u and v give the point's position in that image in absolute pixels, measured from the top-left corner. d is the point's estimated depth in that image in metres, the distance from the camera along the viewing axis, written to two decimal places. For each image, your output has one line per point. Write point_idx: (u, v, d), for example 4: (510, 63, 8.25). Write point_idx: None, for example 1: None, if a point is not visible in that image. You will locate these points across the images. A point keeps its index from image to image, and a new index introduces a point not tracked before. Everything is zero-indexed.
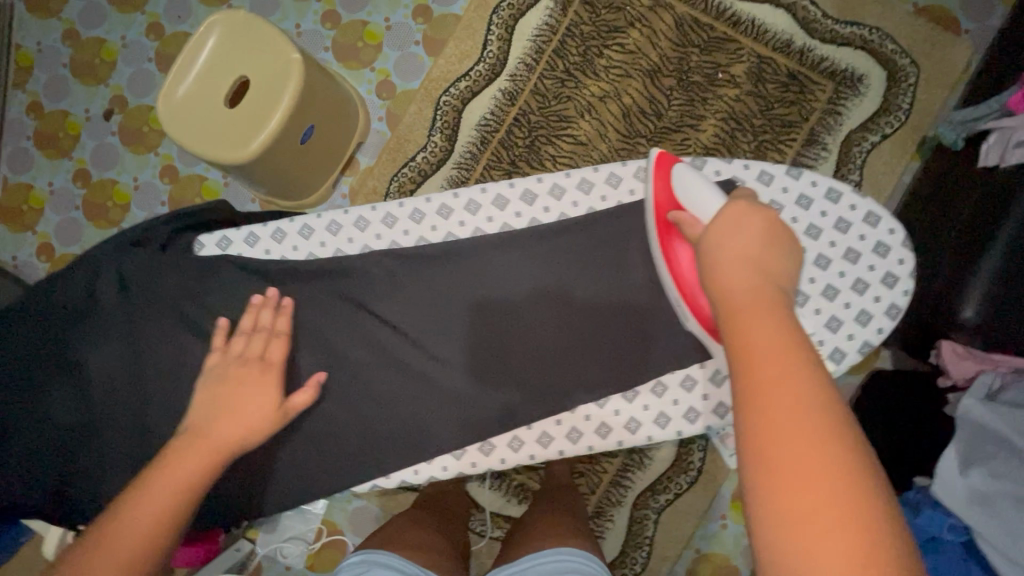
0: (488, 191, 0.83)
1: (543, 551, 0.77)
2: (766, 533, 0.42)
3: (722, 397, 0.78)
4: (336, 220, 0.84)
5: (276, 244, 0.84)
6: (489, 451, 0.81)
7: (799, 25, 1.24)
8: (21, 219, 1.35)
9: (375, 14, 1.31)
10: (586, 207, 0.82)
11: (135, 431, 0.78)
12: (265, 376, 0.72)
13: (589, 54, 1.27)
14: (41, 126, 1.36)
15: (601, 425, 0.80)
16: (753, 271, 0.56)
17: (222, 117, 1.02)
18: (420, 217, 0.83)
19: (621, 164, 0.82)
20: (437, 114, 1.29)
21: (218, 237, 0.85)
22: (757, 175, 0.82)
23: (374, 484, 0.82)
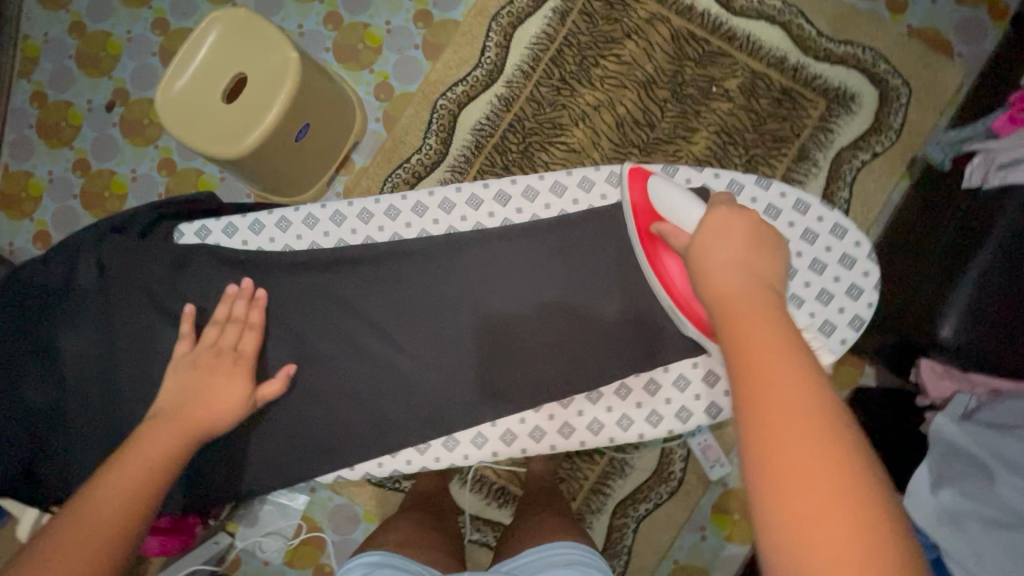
0: (463, 191, 0.83)
1: (551, 545, 0.78)
2: (771, 540, 0.42)
3: (685, 402, 0.79)
4: (313, 214, 0.84)
5: (254, 236, 0.85)
6: (453, 446, 0.81)
7: (793, 42, 1.26)
8: (20, 206, 1.37)
9: (376, 17, 1.34)
10: (558, 210, 0.83)
11: (115, 417, 0.79)
12: (236, 366, 0.75)
13: (585, 63, 1.29)
14: (43, 116, 1.38)
15: (564, 425, 0.80)
16: (741, 275, 0.55)
17: (219, 112, 1.04)
18: (395, 214, 0.84)
19: (594, 169, 0.83)
20: (434, 118, 1.30)
21: (197, 226, 0.86)
22: (727, 184, 0.83)
23: (339, 476, 0.82)
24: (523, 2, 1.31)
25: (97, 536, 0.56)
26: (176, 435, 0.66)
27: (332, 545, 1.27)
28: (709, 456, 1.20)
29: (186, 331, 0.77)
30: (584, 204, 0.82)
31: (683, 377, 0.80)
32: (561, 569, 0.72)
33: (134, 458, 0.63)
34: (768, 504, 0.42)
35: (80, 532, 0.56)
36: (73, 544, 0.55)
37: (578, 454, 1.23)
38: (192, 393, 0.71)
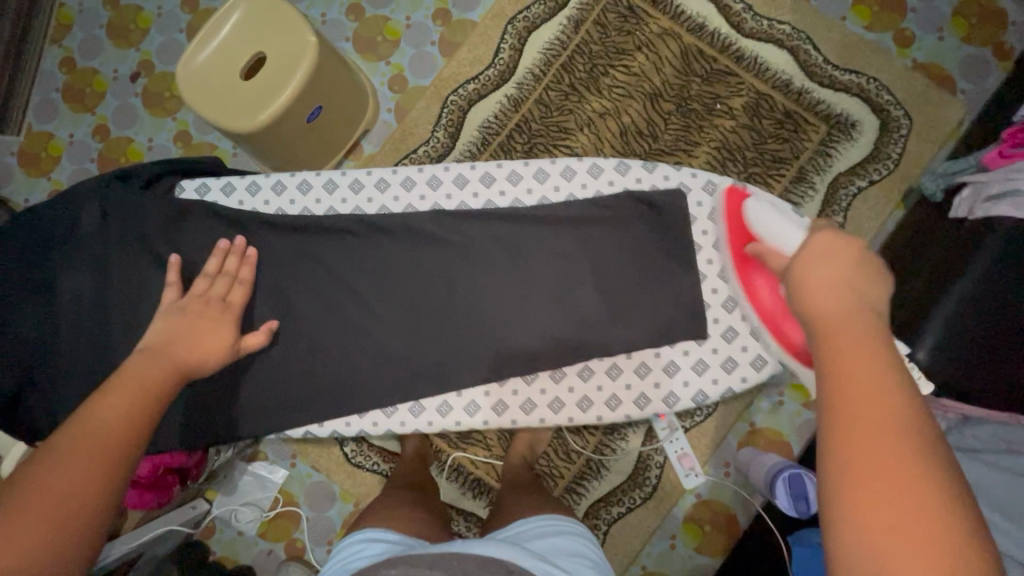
0: (450, 170, 0.87)
1: (548, 518, 0.85)
2: (845, 531, 0.43)
3: (643, 389, 0.84)
4: (307, 180, 0.88)
5: (250, 197, 0.89)
6: (419, 412, 0.85)
7: (799, 67, 1.29)
8: (38, 165, 1.42)
9: (397, 12, 1.38)
10: (540, 195, 0.86)
11: (109, 365, 0.83)
12: (223, 315, 0.78)
13: (595, 72, 1.32)
14: (70, 81, 1.43)
15: (526, 401, 0.85)
16: (839, 294, 0.54)
17: (235, 88, 1.08)
18: (385, 186, 0.88)
19: (576, 159, 0.86)
20: (443, 112, 1.34)
21: (198, 183, 0.90)
22: (703, 184, 0.85)
23: (308, 432, 0.86)
24: (539, 9, 1.35)
25: (97, 453, 0.60)
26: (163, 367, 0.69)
27: (306, 520, 1.29)
28: (683, 464, 1.23)
29: (174, 279, 0.80)
30: (567, 191, 0.86)
31: (643, 365, 0.84)
32: (553, 537, 0.79)
33: (126, 386, 0.66)
34: (849, 511, 0.43)
35: (75, 453, 0.59)
36: (71, 460, 0.58)
37: (555, 451, 1.25)
38: (183, 335, 0.74)
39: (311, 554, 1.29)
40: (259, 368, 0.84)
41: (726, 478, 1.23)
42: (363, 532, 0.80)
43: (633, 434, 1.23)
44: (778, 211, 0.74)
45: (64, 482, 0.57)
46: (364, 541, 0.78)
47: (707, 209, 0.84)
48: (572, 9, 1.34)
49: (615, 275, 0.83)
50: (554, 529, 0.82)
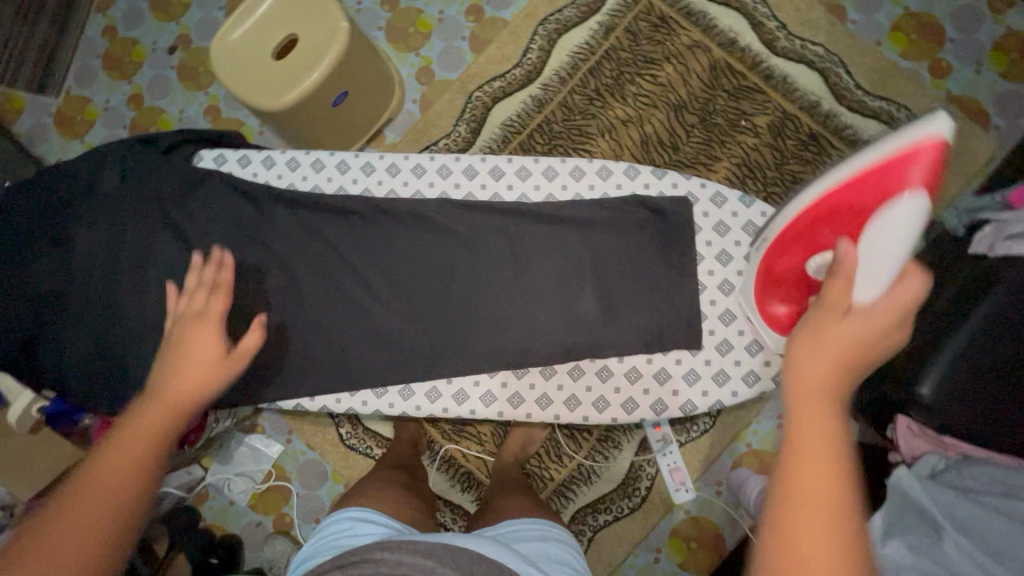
0: (461, 160, 0.89)
1: (535, 522, 0.85)
2: (770, 533, 0.48)
3: (632, 394, 0.84)
4: (321, 159, 0.90)
5: (264, 170, 0.91)
6: (408, 396, 0.86)
7: (829, 90, 1.27)
8: (73, 128, 1.46)
9: (431, 5, 1.40)
10: (547, 192, 0.88)
11: (120, 324, 0.85)
12: (207, 326, 0.73)
13: (621, 79, 1.32)
14: (110, 49, 1.48)
15: (515, 394, 0.85)
16: (845, 352, 0.57)
17: (265, 67, 1.10)
18: (396, 172, 0.89)
19: (587, 160, 0.88)
20: (467, 107, 1.35)
21: (216, 153, 0.92)
22: (712, 195, 0.86)
23: (298, 403, 0.87)
24: (571, 12, 1.35)
25: (110, 497, 0.58)
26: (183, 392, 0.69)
27: (296, 497, 1.31)
28: (675, 479, 1.22)
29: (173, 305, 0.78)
30: (572, 191, 0.87)
31: (634, 369, 0.84)
32: (538, 543, 0.79)
33: (148, 420, 0.66)
34: (781, 518, 0.48)
35: (97, 497, 0.58)
36: (89, 502, 0.57)
37: (547, 452, 1.25)
38: (177, 351, 0.72)
39: (298, 531, 1.30)
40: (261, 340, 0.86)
41: (718, 497, 1.22)
42: (346, 511, 0.81)
43: (626, 443, 1.23)
44: (910, 240, 0.63)
45: (82, 522, 0.55)
46: (353, 520, 0.78)
47: (714, 220, 0.85)
48: (604, 14, 1.34)
49: (619, 281, 0.84)
50: (539, 535, 0.81)
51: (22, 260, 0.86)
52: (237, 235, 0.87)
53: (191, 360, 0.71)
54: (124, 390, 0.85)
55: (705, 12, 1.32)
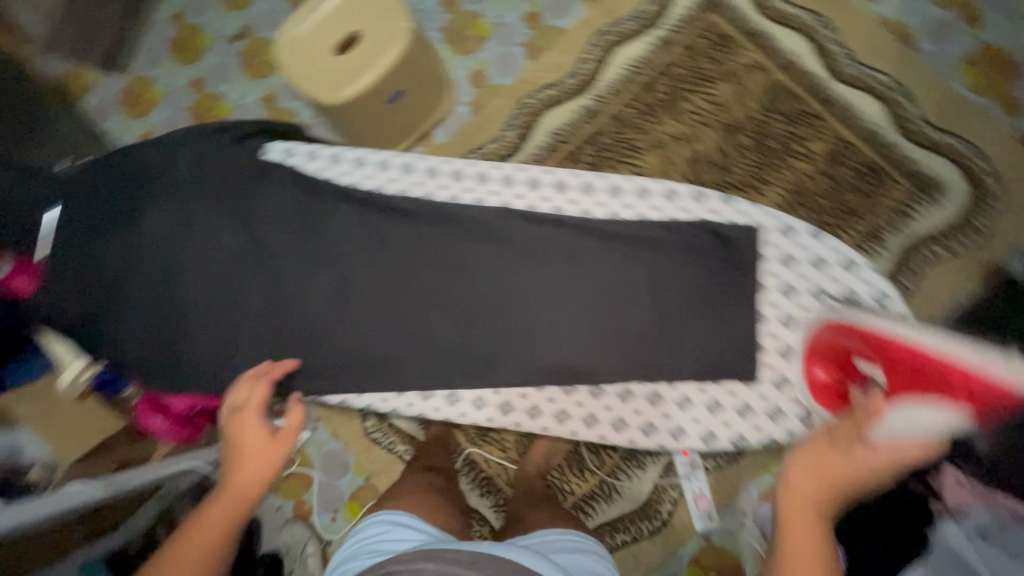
0: (526, 173, 0.90)
1: (563, 530, 0.87)
2: None
3: (653, 417, 0.93)
4: (387, 160, 0.93)
5: (329, 166, 0.93)
6: (455, 402, 0.94)
7: (891, 121, 1.23)
8: (138, 107, 1.53)
9: (489, 10, 1.40)
10: (610, 211, 0.88)
11: (169, 302, 0.88)
12: (249, 412, 0.79)
13: (675, 95, 1.31)
14: (177, 34, 1.53)
15: (561, 412, 0.95)
16: (845, 473, 0.64)
17: (326, 61, 1.12)
18: (460, 179, 0.91)
19: (653, 180, 0.87)
20: (517, 113, 1.36)
21: (283, 147, 0.94)
22: (781, 227, 0.86)
23: (344, 399, 0.93)
24: (630, 25, 1.35)
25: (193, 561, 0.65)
26: (255, 466, 0.73)
27: (317, 484, 1.33)
28: (699, 506, 1.18)
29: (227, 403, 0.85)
30: (637, 211, 0.87)
31: (658, 394, 0.92)
32: (568, 553, 0.80)
33: (223, 500, 0.70)
34: None
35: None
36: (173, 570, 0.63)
37: (569, 466, 1.24)
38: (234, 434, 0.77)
39: (315, 519, 1.31)
40: (303, 330, 0.87)
41: (741, 529, 1.18)
42: (386, 513, 0.83)
43: (651, 464, 1.21)
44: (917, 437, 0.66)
45: None
46: (392, 523, 0.80)
47: (779, 254, 0.86)
48: (663, 29, 1.33)
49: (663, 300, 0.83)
50: (570, 545, 0.83)
51: (88, 233, 0.90)
52: (287, 224, 0.88)
53: (246, 441, 0.76)
54: (171, 366, 0.88)
55: (768, 32, 1.29)
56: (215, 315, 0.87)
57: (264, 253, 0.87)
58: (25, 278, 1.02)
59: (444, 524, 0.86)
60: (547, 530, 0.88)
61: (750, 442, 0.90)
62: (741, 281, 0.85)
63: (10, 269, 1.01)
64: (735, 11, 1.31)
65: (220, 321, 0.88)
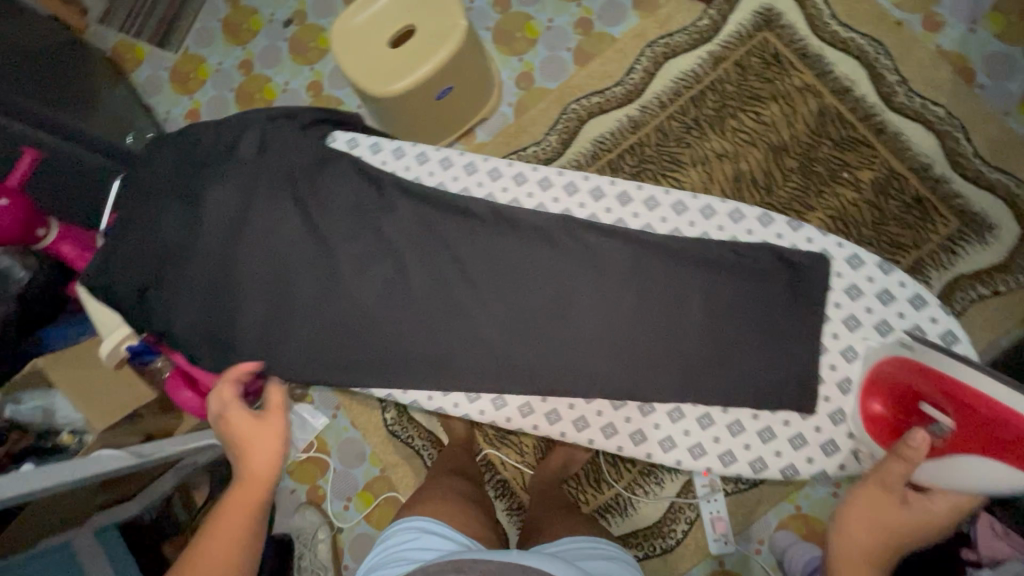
0: (590, 180, 0.91)
1: (593, 540, 0.88)
2: None
3: (702, 439, 0.86)
4: (450, 157, 0.94)
5: (393, 159, 0.95)
6: (500, 406, 0.90)
7: (944, 154, 1.21)
8: (186, 84, 1.55)
9: (541, 13, 1.40)
10: (673, 225, 0.88)
11: (212, 280, 0.89)
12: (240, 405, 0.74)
13: (723, 111, 1.29)
14: (231, 15, 1.56)
15: (609, 424, 0.89)
16: (897, 526, 0.67)
17: (380, 53, 1.13)
18: (522, 181, 0.92)
19: (720, 200, 0.88)
20: (561, 118, 1.35)
21: (349, 136, 0.97)
22: (848, 255, 0.85)
23: (389, 394, 0.92)
24: (682, 38, 1.33)
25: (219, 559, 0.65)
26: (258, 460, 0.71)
27: (332, 472, 1.34)
28: (715, 529, 1.16)
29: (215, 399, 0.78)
30: (700, 228, 0.88)
31: (708, 415, 0.87)
32: (595, 562, 0.81)
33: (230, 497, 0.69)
34: None
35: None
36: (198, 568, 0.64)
37: (585, 476, 1.23)
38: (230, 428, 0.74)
39: (328, 505, 1.33)
40: (340, 319, 0.87)
41: (756, 556, 1.17)
42: (413, 520, 0.85)
43: (669, 482, 1.20)
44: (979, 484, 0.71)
45: None
46: (420, 531, 0.82)
47: (847, 282, 0.85)
48: (716, 44, 1.32)
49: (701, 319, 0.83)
50: (600, 554, 0.84)
51: (138, 205, 0.91)
52: (335, 212, 0.89)
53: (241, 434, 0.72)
54: (207, 343, 0.89)
55: (822, 55, 1.27)
56: (256, 297, 0.88)
57: (309, 239, 0.88)
58: (72, 244, 1.03)
59: (467, 528, 0.87)
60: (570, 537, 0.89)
61: (803, 473, 0.84)
62: (785, 306, 0.83)
63: (57, 234, 1.02)
64: (790, 31, 1.29)
65: (259, 303, 0.88)
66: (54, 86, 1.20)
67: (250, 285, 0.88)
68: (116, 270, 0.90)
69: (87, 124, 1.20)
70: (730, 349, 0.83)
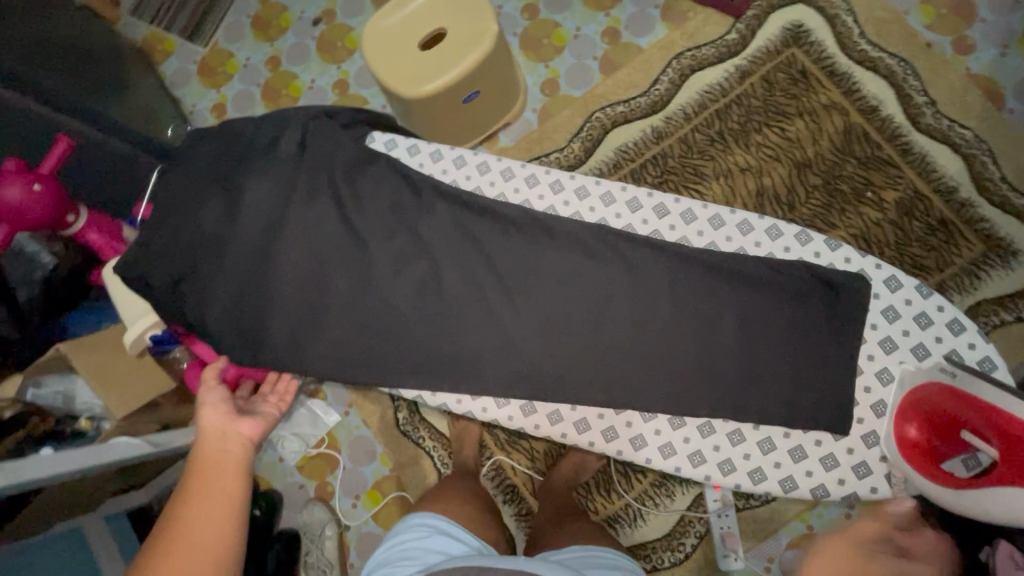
0: (627, 191, 0.91)
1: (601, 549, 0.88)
2: None
3: (731, 455, 0.86)
4: (488, 162, 0.95)
5: (430, 162, 0.96)
6: (529, 413, 0.90)
7: (970, 178, 1.20)
8: (213, 78, 1.57)
9: (569, 21, 1.41)
10: (710, 240, 0.89)
11: (237, 273, 0.89)
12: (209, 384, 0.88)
13: (748, 125, 1.29)
14: (261, 11, 1.57)
15: (637, 436, 0.87)
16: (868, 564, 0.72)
17: (411, 55, 1.14)
18: (559, 189, 0.93)
19: (757, 216, 0.88)
20: (586, 126, 1.35)
21: (387, 138, 0.98)
22: (886, 278, 0.85)
23: (419, 396, 0.91)
24: (709, 51, 1.34)
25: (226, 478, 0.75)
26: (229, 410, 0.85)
27: (342, 469, 1.34)
28: (726, 544, 1.15)
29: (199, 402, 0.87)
30: (736, 244, 0.88)
31: (739, 430, 0.86)
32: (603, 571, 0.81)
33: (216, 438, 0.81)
34: None
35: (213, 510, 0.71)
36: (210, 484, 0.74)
37: (596, 485, 1.22)
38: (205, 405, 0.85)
39: (337, 502, 1.33)
40: (363, 315, 0.88)
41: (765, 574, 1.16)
42: (426, 518, 0.85)
43: (680, 495, 1.19)
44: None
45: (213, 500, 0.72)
46: (431, 531, 0.82)
47: (884, 304, 0.84)
48: (743, 58, 1.32)
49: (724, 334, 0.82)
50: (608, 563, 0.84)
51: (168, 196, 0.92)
52: (364, 210, 0.89)
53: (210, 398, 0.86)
54: (230, 336, 0.90)
55: (850, 73, 1.27)
56: (280, 292, 0.89)
57: (337, 236, 0.89)
58: (99, 233, 1.04)
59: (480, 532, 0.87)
60: (584, 545, 0.88)
61: (833, 494, 0.84)
62: (810, 324, 0.83)
63: (86, 221, 1.03)
64: (819, 48, 1.29)
65: (284, 297, 0.89)
66: (86, 74, 1.22)
67: (275, 280, 0.89)
68: (144, 260, 0.91)
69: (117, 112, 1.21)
70: (752, 364, 0.83)
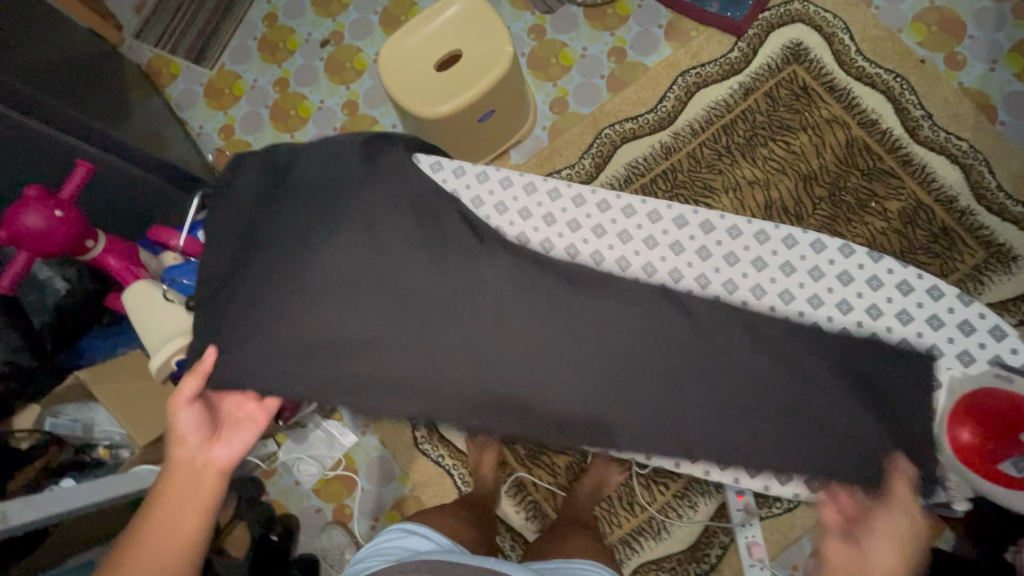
0: (674, 210, 0.93)
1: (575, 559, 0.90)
2: None
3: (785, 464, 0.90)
4: (531, 184, 0.96)
5: (477, 183, 0.97)
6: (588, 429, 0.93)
7: (969, 187, 1.25)
8: (221, 99, 1.57)
9: (575, 40, 1.45)
10: (749, 254, 0.90)
11: (266, 295, 0.89)
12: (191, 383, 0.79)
13: (754, 140, 1.33)
14: (268, 33, 1.58)
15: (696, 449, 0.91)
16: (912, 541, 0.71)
17: (427, 77, 1.16)
18: (606, 208, 0.95)
19: (801, 230, 0.90)
20: (596, 142, 1.38)
21: (433, 160, 0.98)
22: (928, 287, 0.84)
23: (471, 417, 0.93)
24: (713, 69, 1.38)
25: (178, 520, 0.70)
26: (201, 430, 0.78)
27: (360, 490, 1.32)
28: (751, 553, 1.16)
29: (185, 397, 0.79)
30: (771, 259, 0.89)
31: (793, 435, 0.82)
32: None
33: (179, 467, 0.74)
34: None
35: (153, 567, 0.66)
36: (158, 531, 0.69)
37: (618, 498, 1.23)
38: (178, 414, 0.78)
39: (355, 525, 1.31)
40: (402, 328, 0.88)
41: None
42: (402, 523, 0.91)
43: (703, 505, 1.19)
44: None
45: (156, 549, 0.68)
46: (403, 531, 0.87)
47: (929, 313, 0.83)
48: (745, 76, 1.36)
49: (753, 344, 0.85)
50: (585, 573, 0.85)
51: None
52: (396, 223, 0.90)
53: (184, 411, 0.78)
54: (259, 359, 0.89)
55: (849, 89, 1.32)
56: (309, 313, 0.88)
57: (369, 257, 0.89)
58: (118, 257, 1.03)
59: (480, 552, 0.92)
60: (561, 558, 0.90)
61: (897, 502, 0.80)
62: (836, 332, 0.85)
63: (104, 246, 1.02)
64: (819, 65, 1.34)
65: (312, 320, 0.88)
66: (92, 97, 1.21)
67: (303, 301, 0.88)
68: None
69: (126, 134, 1.21)
70: (786, 371, 0.82)
